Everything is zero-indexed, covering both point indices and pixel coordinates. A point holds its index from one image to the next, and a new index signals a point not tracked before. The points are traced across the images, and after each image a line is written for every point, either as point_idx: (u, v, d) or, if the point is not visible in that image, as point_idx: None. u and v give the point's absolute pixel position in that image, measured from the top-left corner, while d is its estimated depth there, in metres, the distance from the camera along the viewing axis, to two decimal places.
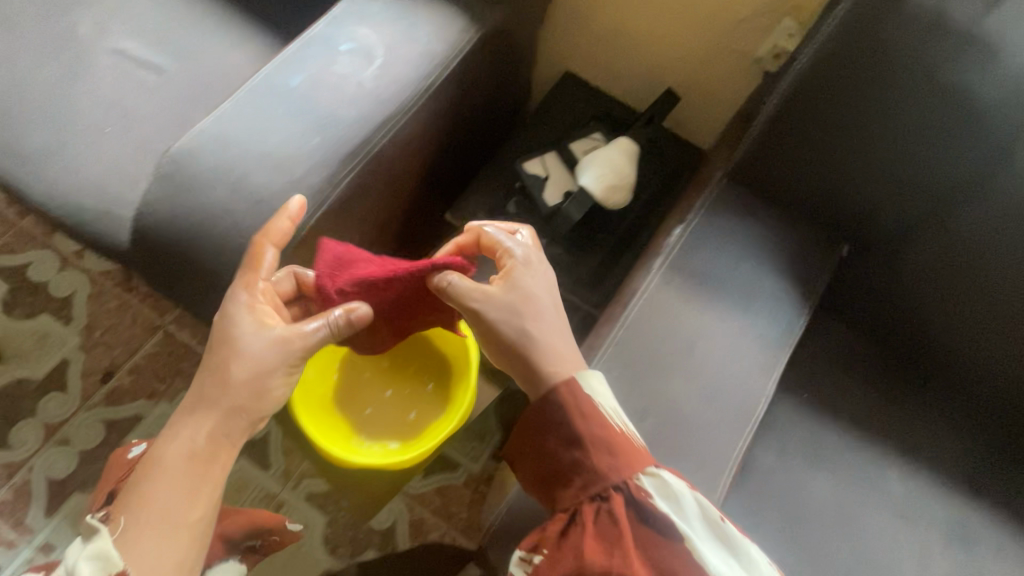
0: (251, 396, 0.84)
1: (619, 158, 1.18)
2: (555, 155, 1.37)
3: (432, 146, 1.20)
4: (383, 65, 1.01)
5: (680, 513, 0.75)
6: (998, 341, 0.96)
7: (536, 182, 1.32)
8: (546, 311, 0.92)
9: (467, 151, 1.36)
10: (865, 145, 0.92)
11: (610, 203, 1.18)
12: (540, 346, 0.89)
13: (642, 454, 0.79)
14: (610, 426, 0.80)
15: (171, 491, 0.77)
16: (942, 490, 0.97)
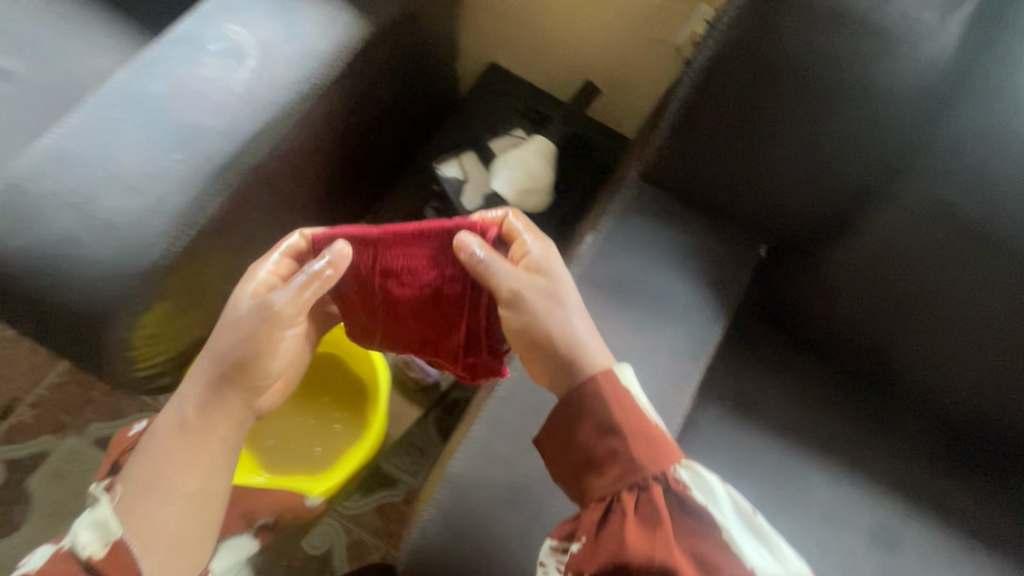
0: (245, 366, 0.80)
1: (533, 159, 1.12)
2: (474, 155, 1.30)
3: (333, 154, 1.11)
4: (257, 68, 0.91)
5: (714, 504, 0.69)
6: (913, 340, 0.94)
7: (453, 185, 1.25)
8: (578, 304, 0.81)
9: (380, 154, 1.28)
10: (778, 149, 0.86)
11: (526, 207, 1.12)
12: (575, 338, 0.78)
13: (671, 443, 0.73)
14: (643, 413, 0.74)
15: (165, 467, 0.76)
16: (866, 491, 0.95)
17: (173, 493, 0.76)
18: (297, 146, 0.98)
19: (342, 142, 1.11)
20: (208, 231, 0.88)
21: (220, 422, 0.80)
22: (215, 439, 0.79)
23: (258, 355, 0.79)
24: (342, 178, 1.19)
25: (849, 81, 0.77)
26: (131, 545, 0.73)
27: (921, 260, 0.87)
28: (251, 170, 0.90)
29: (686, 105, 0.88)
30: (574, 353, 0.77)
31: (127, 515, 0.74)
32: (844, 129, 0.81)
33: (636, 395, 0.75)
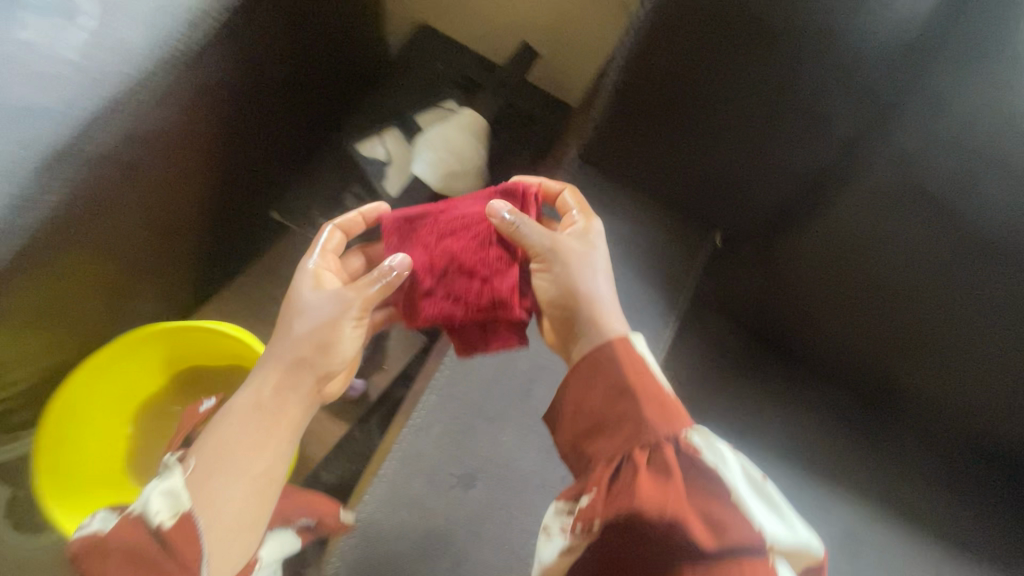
0: (316, 347, 0.68)
1: (460, 136, 0.97)
2: (398, 131, 1.13)
3: (222, 136, 0.93)
4: (97, 27, 0.71)
5: (722, 463, 0.58)
6: (876, 330, 0.86)
7: (375, 168, 1.10)
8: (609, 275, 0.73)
9: (289, 134, 1.10)
10: (729, 126, 0.74)
11: (455, 192, 0.98)
12: (601, 302, 0.69)
13: (677, 405, 0.62)
14: (652, 376, 0.63)
15: (240, 441, 0.63)
16: (832, 498, 0.86)
17: (248, 470, 0.62)
18: (166, 128, 0.80)
19: (230, 121, 0.93)
20: (41, 238, 0.69)
21: (294, 403, 0.67)
22: (286, 421, 0.66)
23: (323, 333, 0.68)
24: (239, 164, 1.01)
25: (815, 47, 0.65)
26: (202, 527, 0.57)
27: (884, 249, 0.79)
28: (101, 161, 0.72)
29: (629, 73, 0.74)
30: (599, 317, 0.68)
31: (199, 491, 0.59)
32: (800, 104, 0.70)
33: (646, 359, 0.64)
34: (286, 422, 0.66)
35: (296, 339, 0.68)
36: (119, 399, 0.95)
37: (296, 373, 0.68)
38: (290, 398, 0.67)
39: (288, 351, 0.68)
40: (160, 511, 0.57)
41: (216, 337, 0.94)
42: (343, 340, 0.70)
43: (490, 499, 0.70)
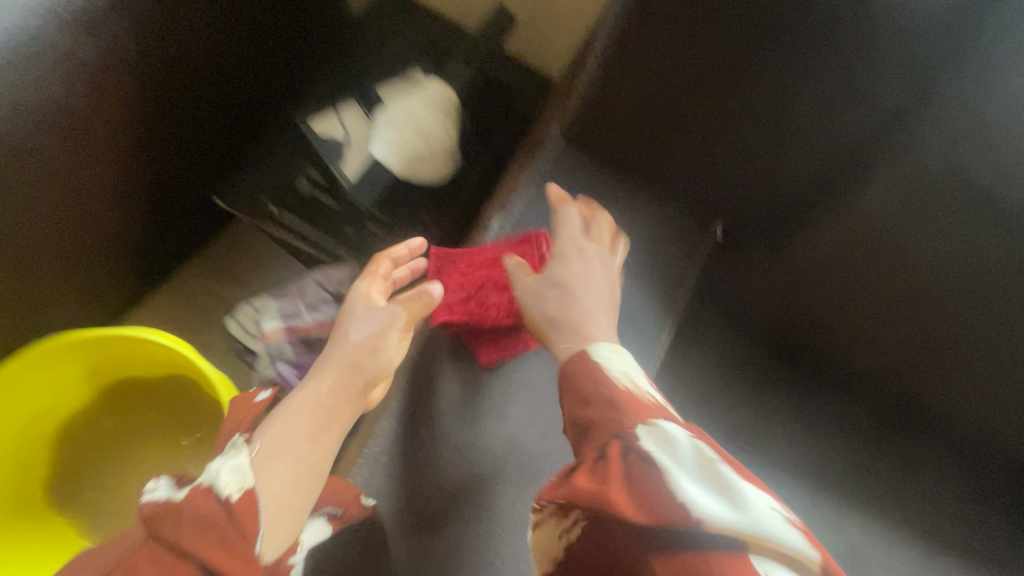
0: (364, 352, 0.65)
1: (425, 113, 0.85)
2: (356, 106, 1.01)
3: (157, 123, 0.76)
4: None
5: (659, 442, 0.48)
6: (909, 333, 0.73)
7: (330, 148, 0.96)
8: (604, 280, 0.65)
9: (235, 113, 0.92)
10: (737, 106, 0.66)
11: (419, 176, 0.87)
12: (580, 310, 0.61)
13: (631, 398, 0.52)
14: (608, 379, 0.54)
15: (303, 428, 0.57)
16: (862, 522, 0.75)
17: (305, 459, 0.55)
18: (80, 114, 0.63)
19: (168, 105, 0.76)
20: None
21: (348, 402, 0.62)
22: (340, 419, 0.60)
23: (371, 340, 0.66)
24: (176, 152, 0.85)
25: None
26: (263, 503, 0.49)
27: (916, 254, 0.67)
28: None
29: (626, 33, 0.64)
30: (574, 324, 0.60)
31: (264, 470, 0.51)
32: (827, 77, 0.61)
33: (607, 367, 0.55)
34: (343, 419, 0.61)
35: (348, 346, 0.65)
36: (34, 414, 0.81)
37: (350, 373, 0.63)
38: (343, 398, 0.62)
39: (342, 355, 0.65)
40: (229, 483, 0.48)
41: (144, 345, 0.81)
42: (388, 345, 0.67)
43: (453, 541, 0.62)
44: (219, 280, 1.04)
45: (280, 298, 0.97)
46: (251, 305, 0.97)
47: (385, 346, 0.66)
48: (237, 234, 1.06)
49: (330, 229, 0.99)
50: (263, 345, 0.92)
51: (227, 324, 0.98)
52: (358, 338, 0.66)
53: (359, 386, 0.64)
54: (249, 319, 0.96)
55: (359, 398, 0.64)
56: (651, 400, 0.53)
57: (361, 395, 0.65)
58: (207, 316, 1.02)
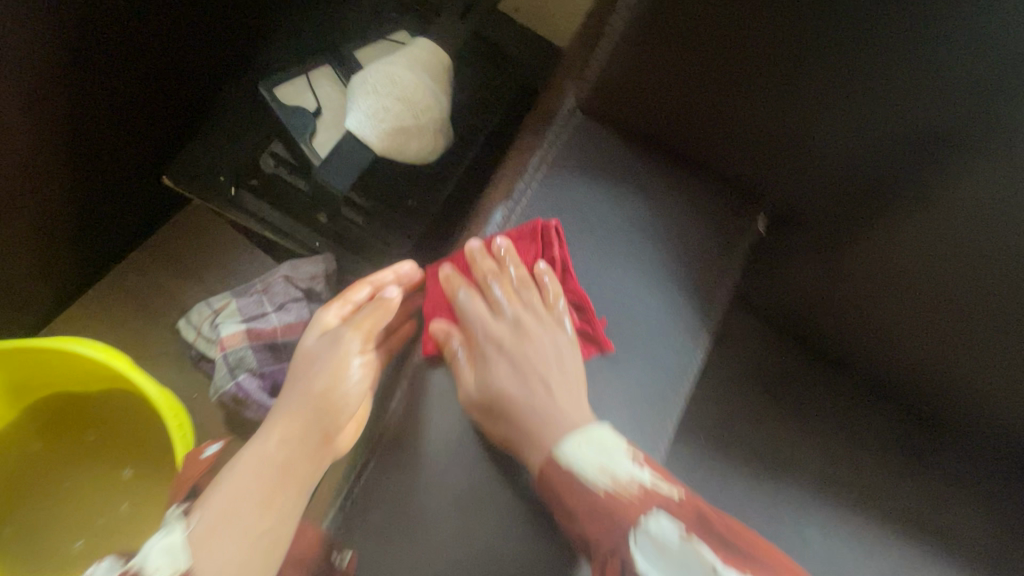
0: (319, 398, 0.55)
1: (411, 75, 0.70)
2: (329, 70, 0.87)
3: (76, 95, 0.63)
4: None
5: (657, 562, 0.47)
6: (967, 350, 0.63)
7: (298, 118, 0.82)
8: (548, 344, 0.55)
9: (176, 86, 0.79)
10: (794, 80, 0.53)
11: (407, 153, 0.71)
12: (528, 403, 0.52)
13: (617, 502, 0.49)
14: (584, 486, 0.49)
15: (249, 492, 0.50)
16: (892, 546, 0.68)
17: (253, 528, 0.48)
18: None
19: (86, 73, 0.62)
20: None
21: (305, 454, 0.53)
22: (296, 475, 0.52)
23: (324, 382, 0.55)
24: (103, 134, 0.70)
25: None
26: None
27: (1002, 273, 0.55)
28: None
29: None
30: (528, 428, 0.51)
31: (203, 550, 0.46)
32: (924, 47, 0.47)
33: (580, 470, 0.50)
34: (303, 474, 0.52)
35: (303, 390, 0.56)
36: None
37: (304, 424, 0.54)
38: (296, 454, 0.53)
39: (295, 402, 0.55)
40: (160, 567, 0.45)
41: (77, 364, 0.69)
42: (353, 382, 0.56)
43: None
44: (164, 271, 0.87)
45: (242, 297, 0.83)
46: (207, 305, 0.83)
47: (349, 384, 0.56)
48: (187, 220, 0.89)
49: (300, 216, 0.87)
50: (220, 355, 0.78)
51: (179, 326, 0.83)
52: (314, 379, 0.56)
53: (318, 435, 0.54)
54: (205, 321, 0.82)
55: (321, 447, 0.54)
56: (639, 490, 0.49)
57: (325, 444, 0.55)
58: (150, 315, 0.85)
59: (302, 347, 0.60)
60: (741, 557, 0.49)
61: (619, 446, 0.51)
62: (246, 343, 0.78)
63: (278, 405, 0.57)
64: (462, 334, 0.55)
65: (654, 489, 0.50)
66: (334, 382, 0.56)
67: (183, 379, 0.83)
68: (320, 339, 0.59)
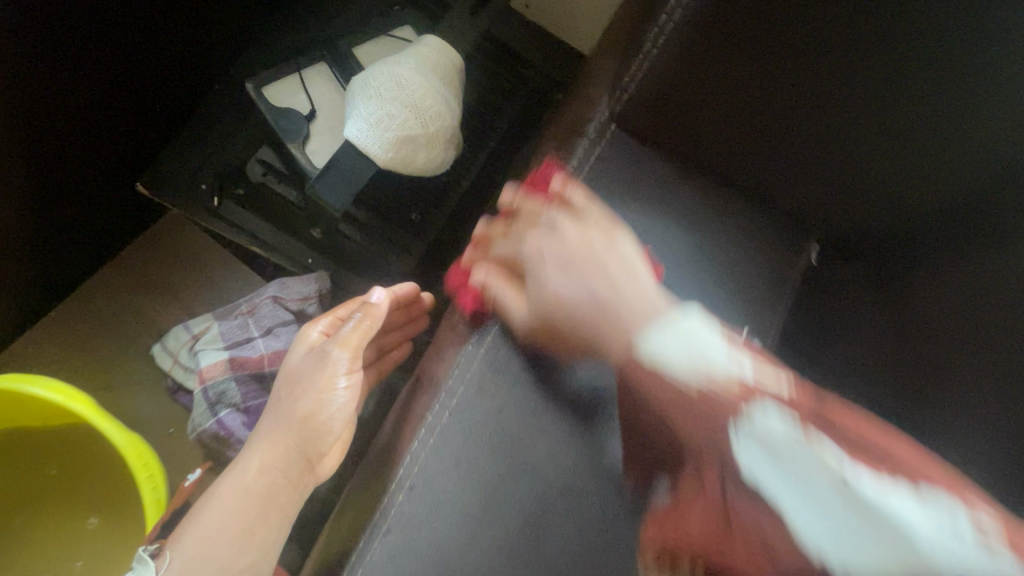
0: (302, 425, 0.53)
1: (418, 77, 0.62)
2: (323, 68, 0.78)
3: (32, 84, 0.56)
4: None
5: (775, 469, 0.33)
6: None
7: (290, 121, 0.73)
8: (585, 248, 0.45)
9: (150, 85, 0.72)
10: (856, 86, 0.47)
11: (415, 167, 0.63)
12: (582, 305, 0.43)
13: (717, 401, 0.36)
14: (670, 380, 0.38)
15: (226, 526, 0.49)
16: None
17: (228, 566, 0.48)
18: None
19: (43, 57, 0.56)
20: None
21: (289, 481, 0.53)
22: (276, 504, 0.51)
23: (307, 407, 0.53)
24: (65, 133, 0.63)
25: None
26: None
27: None
28: None
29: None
30: (595, 328, 0.42)
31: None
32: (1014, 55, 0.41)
33: (664, 364, 0.38)
34: (282, 502, 0.52)
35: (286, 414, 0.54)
36: None
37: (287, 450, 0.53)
38: (279, 482, 0.52)
39: (278, 427, 0.53)
40: None
41: (39, 406, 0.61)
42: (338, 406, 0.54)
43: None
44: (138, 290, 0.78)
45: (225, 320, 0.75)
46: (186, 329, 0.75)
47: (335, 407, 0.54)
48: (162, 233, 0.80)
49: (291, 229, 0.78)
50: (200, 388, 0.69)
51: (154, 353, 0.75)
52: (300, 401, 0.54)
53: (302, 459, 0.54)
54: (183, 347, 0.74)
55: (304, 472, 0.54)
56: (742, 385, 0.35)
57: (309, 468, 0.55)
58: (121, 339, 0.76)
59: (286, 366, 0.58)
60: (899, 469, 0.31)
61: (709, 329, 0.38)
62: (228, 374, 0.70)
63: (262, 426, 0.56)
64: (490, 269, 0.49)
65: (762, 382, 0.36)
66: (320, 404, 0.53)
67: (158, 412, 0.74)
68: (306, 357, 0.57)
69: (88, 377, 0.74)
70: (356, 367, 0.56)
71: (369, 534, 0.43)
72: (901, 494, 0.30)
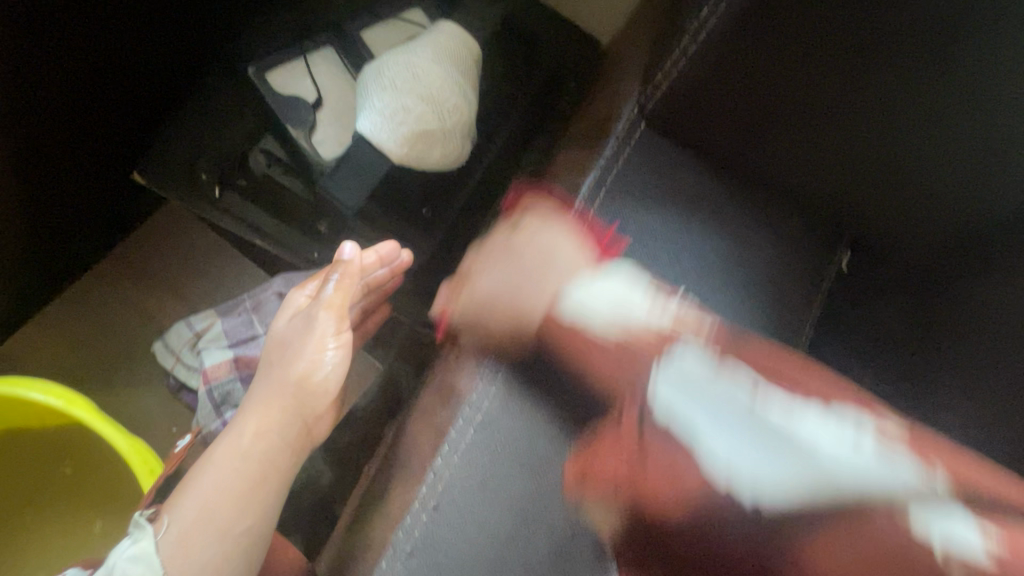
0: (297, 387, 0.53)
1: (432, 66, 0.58)
2: (333, 56, 0.74)
3: (32, 63, 0.54)
4: None
5: (688, 399, 0.34)
6: None
7: (295, 110, 0.70)
8: (542, 242, 0.48)
9: (143, 70, 0.68)
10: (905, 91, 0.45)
11: (432, 162, 0.60)
12: (525, 283, 0.45)
13: (635, 345, 0.39)
14: (593, 336, 0.41)
15: (226, 493, 0.47)
16: None
17: (230, 531, 0.47)
18: None
19: (40, 47, 0.54)
20: None
21: (287, 441, 0.51)
22: (276, 468, 0.50)
23: (302, 367, 0.53)
24: (61, 125, 0.61)
25: None
26: None
27: None
28: None
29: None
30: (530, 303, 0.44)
31: (178, 558, 0.45)
32: None
33: (587, 317, 0.42)
34: (281, 466, 0.51)
35: (279, 378, 0.53)
36: None
37: (284, 411, 0.52)
38: (278, 443, 0.51)
39: (272, 390, 0.52)
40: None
41: (32, 407, 0.59)
42: (331, 368, 0.53)
43: None
44: (137, 284, 0.75)
45: (228, 317, 0.72)
46: (187, 326, 0.72)
47: (328, 368, 0.53)
48: (163, 226, 0.78)
49: (295, 223, 0.75)
50: (203, 388, 0.67)
51: (155, 350, 0.72)
52: (292, 364, 0.53)
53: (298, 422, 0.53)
54: (185, 344, 0.71)
55: (301, 434, 0.53)
56: (658, 334, 0.39)
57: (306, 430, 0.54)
58: (121, 336, 0.74)
59: (274, 332, 0.57)
60: (810, 398, 0.33)
61: (631, 286, 0.43)
62: (232, 375, 0.67)
63: (255, 391, 0.54)
64: (446, 291, 0.51)
65: (678, 327, 0.40)
66: (314, 366, 0.53)
67: (160, 412, 0.72)
68: (293, 322, 0.56)
69: (88, 375, 0.72)
70: (345, 328, 0.55)
71: (390, 557, 0.41)
72: (808, 416, 0.31)
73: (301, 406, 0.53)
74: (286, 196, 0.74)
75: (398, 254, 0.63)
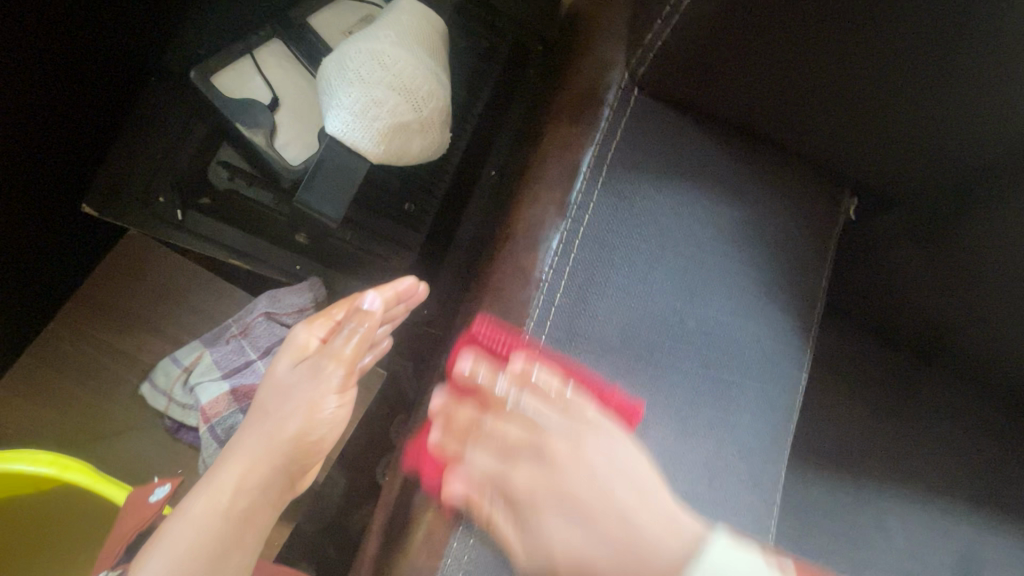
0: (291, 444, 0.48)
1: (397, 52, 0.53)
2: (281, 48, 0.68)
3: None
4: None
5: None
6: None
7: (248, 113, 0.63)
8: (566, 438, 0.43)
9: (75, 92, 0.61)
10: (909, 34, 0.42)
11: (410, 156, 0.56)
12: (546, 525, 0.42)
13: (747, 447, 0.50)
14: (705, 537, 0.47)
15: (204, 548, 0.44)
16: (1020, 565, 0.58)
17: None
18: None
19: None
20: None
21: (267, 501, 0.48)
22: (255, 527, 0.47)
23: (300, 426, 0.48)
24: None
25: None
26: None
27: None
28: None
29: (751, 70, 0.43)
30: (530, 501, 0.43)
31: None
32: None
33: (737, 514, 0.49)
34: (262, 522, 0.48)
35: (272, 434, 0.48)
36: None
37: (272, 468, 0.48)
38: (261, 501, 0.47)
39: (268, 441, 0.47)
40: None
41: (28, 477, 0.55)
42: (330, 420, 0.50)
43: None
44: (111, 326, 0.70)
45: (216, 346, 0.68)
46: (175, 362, 0.68)
47: (325, 427, 0.50)
48: (129, 262, 0.72)
49: (269, 233, 0.70)
50: (205, 426, 0.63)
51: (144, 392, 0.68)
52: (288, 419, 0.48)
53: (286, 478, 0.49)
54: (175, 382, 0.67)
55: (285, 490, 0.50)
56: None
57: (289, 487, 0.50)
58: (103, 384, 0.69)
59: (274, 373, 0.51)
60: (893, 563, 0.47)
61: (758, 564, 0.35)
62: (233, 407, 0.63)
63: (240, 435, 0.50)
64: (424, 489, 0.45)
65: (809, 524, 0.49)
66: (312, 423, 0.49)
67: (161, 456, 0.68)
68: (297, 368, 0.50)
69: (82, 434, 0.68)
70: (349, 385, 0.51)
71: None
72: None
73: (292, 465, 0.49)
74: (257, 208, 0.69)
75: (419, 289, 0.54)
